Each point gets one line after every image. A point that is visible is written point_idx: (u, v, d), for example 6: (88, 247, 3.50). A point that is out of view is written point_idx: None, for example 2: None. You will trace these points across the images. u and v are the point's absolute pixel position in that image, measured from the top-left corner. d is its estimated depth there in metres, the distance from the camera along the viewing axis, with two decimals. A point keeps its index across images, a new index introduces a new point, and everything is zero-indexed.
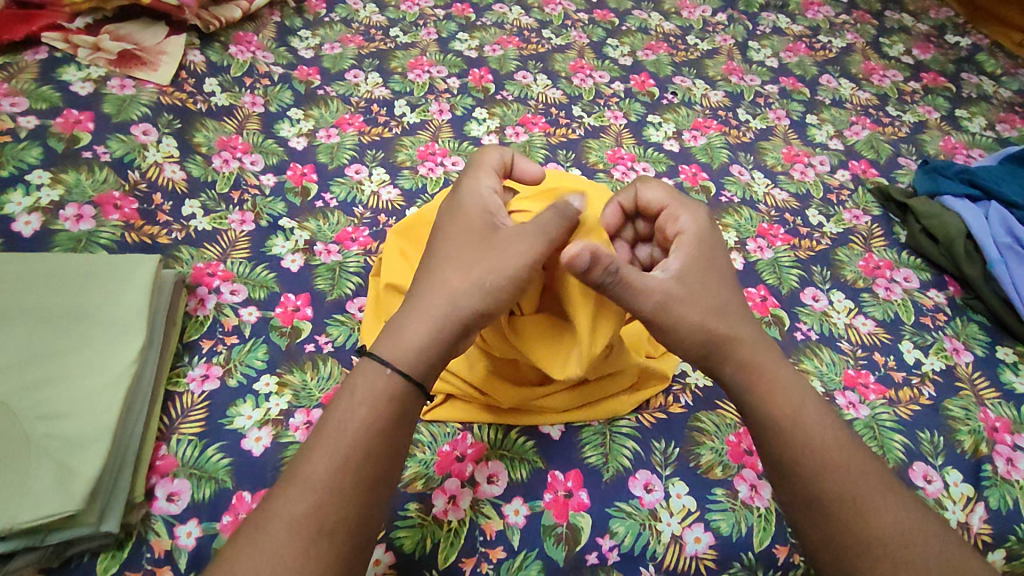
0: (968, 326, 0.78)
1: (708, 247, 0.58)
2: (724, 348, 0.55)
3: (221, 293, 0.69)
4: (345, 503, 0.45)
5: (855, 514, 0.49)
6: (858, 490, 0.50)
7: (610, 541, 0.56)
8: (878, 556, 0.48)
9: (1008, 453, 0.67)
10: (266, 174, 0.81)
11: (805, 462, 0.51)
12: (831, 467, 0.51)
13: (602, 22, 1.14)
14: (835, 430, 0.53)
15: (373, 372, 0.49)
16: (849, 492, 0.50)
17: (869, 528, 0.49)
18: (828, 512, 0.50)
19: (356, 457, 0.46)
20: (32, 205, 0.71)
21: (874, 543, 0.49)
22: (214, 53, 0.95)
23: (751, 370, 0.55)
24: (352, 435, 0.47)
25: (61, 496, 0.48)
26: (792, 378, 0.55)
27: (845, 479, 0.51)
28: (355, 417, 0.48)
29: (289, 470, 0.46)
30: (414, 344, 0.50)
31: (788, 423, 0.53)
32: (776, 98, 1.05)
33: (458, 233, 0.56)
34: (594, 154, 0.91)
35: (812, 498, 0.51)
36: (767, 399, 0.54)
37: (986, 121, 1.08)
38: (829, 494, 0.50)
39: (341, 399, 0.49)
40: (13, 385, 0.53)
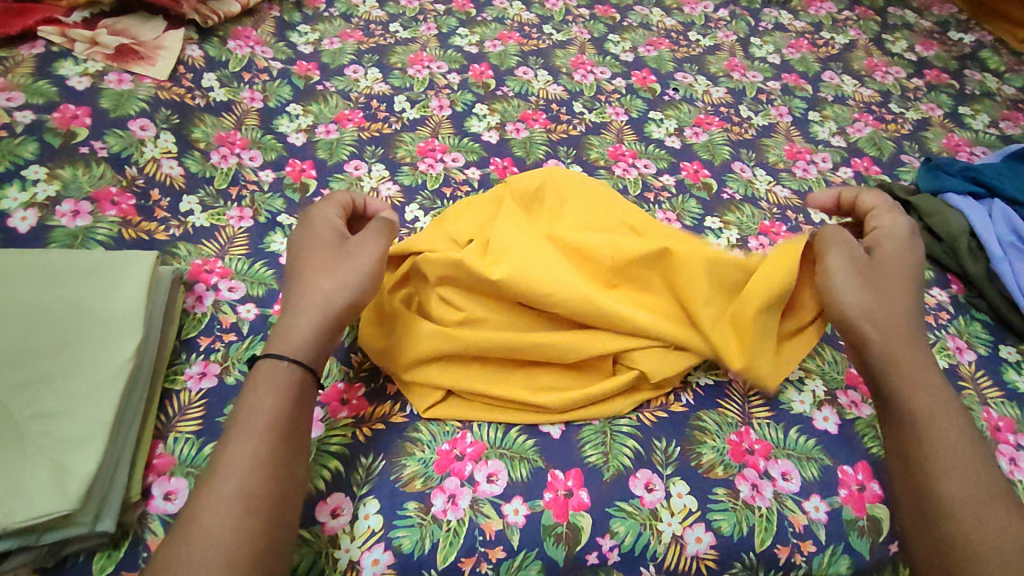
0: (970, 325, 0.78)
1: (905, 256, 0.63)
2: (882, 350, 0.58)
3: (219, 289, 0.68)
4: (265, 482, 0.46)
5: (963, 515, 0.50)
6: (974, 492, 0.51)
7: (611, 540, 0.56)
8: (981, 551, 0.49)
9: (1011, 453, 0.67)
10: (264, 170, 0.81)
11: (928, 452, 0.53)
12: (948, 464, 0.52)
13: (604, 18, 1.14)
14: (969, 441, 0.54)
15: (264, 366, 0.52)
16: (974, 491, 0.51)
17: (986, 522, 0.50)
18: (962, 474, 0.52)
19: (263, 445, 0.47)
20: (28, 201, 0.70)
21: (981, 536, 0.49)
22: (212, 47, 0.94)
23: (888, 352, 0.58)
24: (261, 425, 0.49)
25: (56, 495, 0.47)
26: (928, 376, 0.57)
27: (970, 487, 0.52)
28: (259, 407, 0.50)
29: (208, 469, 0.47)
30: (302, 338, 0.53)
31: (919, 411, 0.55)
32: (779, 95, 1.05)
33: (309, 256, 0.57)
34: (595, 151, 0.90)
35: (932, 503, 0.52)
36: (905, 386, 0.56)
37: (989, 118, 1.07)
38: (947, 485, 0.52)
39: (241, 401, 0.51)
40: (7, 383, 0.52)
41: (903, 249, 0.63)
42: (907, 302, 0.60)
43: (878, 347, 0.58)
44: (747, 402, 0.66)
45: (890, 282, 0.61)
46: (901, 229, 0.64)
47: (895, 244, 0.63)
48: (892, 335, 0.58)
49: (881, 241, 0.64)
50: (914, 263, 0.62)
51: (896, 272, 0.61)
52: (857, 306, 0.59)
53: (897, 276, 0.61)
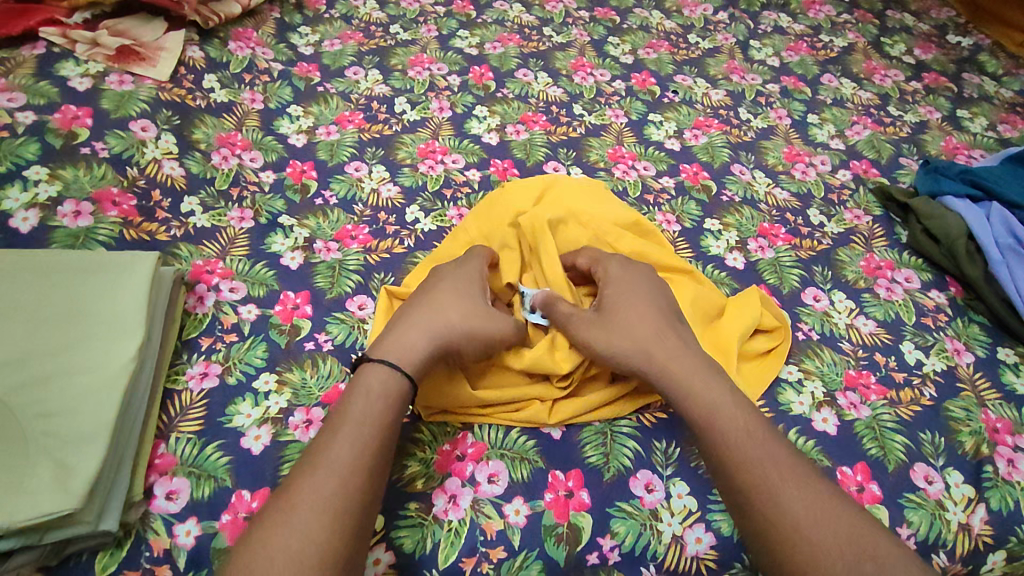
0: (968, 327, 0.78)
1: (635, 288, 0.62)
2: (658, 373, 0.58)
3: (220, 290, 0.68)
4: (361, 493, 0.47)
5: (766, 499, 0.50)
6: (782, 478, 0.51)
7: (611, 541, 0.56)
8: (797, 543, 0.48)
9: (1009, 455, 0.67)
10: (265, 171, 0.81)
11: (725, 455, 0.53)
12: (745, 459, 0.52)
13: (603, 20, 1.14)
14: (766, 430, 0.54)
15: (377, 366, 0.54)
16: (772, 480, 0.51)
17: (787, 516, 0.49)
18: (760, 464, 0.52)
19: (366, 454, 0.49)
20: (29, 201, 0.70)
21: (794, 532, 0.48)
22: (213, 49, 0.94)
23: (668, 371, 0.57)
24: (364, 430, 0.50)
25: (58, 494, 0.48)
26: (705, 375, 0.57)
27: (767, 466, 0.52)
28: (364, 410, 0.51)
29: (308, 461, 0.48)
30: (417, 359, 0.55)
31: (702, 418, 0.55)
32: (778, 97, 1.05)
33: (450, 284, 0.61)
34: (595, 152, 0.91)
35: (749, 495, 0.51)
36: (687, 395, 0.56)
37: (987, 121, 1.07)
38: (748, 477, 0.51)
39: (349, 399, 0.52)
40: (9, 383, 0.52)
41: (630, 290, 0.62)
42: (660, 322, 0.60)
43: (655, 374, 0.58)
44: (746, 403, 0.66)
45: (636, 306, 0.61)
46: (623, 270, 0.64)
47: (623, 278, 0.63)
48: (665, 355, 0.58)
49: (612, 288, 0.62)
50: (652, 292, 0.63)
51: (638, 293, 0.62)
52: (619, 349, 0.59)
53: (639, 298, 0.61)
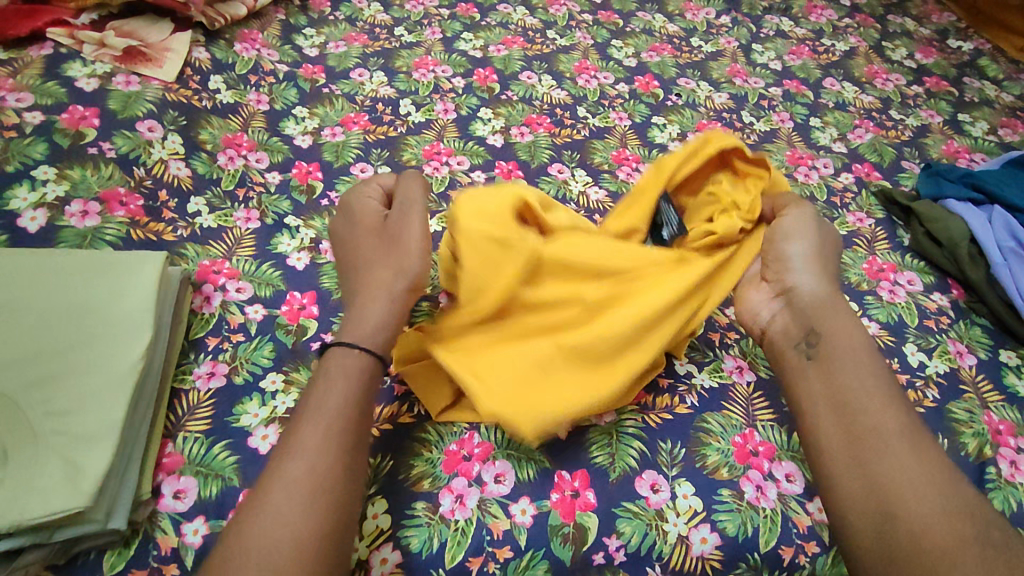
0: (971, 329, 0.79)
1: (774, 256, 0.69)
2: (815, 321, 0.63)
3: (226, 290, 0.68)
4: (303, 521, 0.46)
5: (883, 456, 0.53)
6: (896, 431, 0.55)
7: (617, 541, 0.56)
8: (917, 482, 0.52)
9: (1012, 456, 0.67)
10: (270, 172, 0.81)
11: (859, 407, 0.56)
12: (873, 416, 0.56)
13: (607, 23, 1.15)
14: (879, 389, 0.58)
15: (323, 383, 0.53)
16: (890, 427, 0.55)
17: (901, 461, 0.53)
18: (879, 412, 0.56)
19: (304, 481, 0.47)
20: (37, 201, 0.70)
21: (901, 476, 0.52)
22: (219, 50, 0.95)
23: (816, 319, 0.63)
24: (314, 442, 0.49)
25: (69, 492, 0.48)
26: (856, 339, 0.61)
27: (886, 415, 0.56)
28: (301, 437, 0.50)
29: (253, 495, 0.47)
30: (354, 369, 0.54)
31: (844, 368, 0.59)
32: (780, 101, 1.06)
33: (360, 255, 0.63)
34: (599, 155, 0.91)
35: (866, 449, 0.54)
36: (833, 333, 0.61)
37: (988, 125, 1.08)
38: (875, 434, 0.55)
39: (293, 426, 0.51)
40: (19, 381, 0.52)
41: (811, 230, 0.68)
42: (827, 287, 0.65)
43: (809, 317, 0.63)
44: (751, 404, 0.66)
45: (810, 268, 0.66)
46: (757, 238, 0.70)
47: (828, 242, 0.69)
48: (820, 305, 0.63)
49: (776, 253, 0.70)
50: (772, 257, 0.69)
51: (827, 261, 0.68)
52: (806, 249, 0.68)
53: (820, 263, 0.67)
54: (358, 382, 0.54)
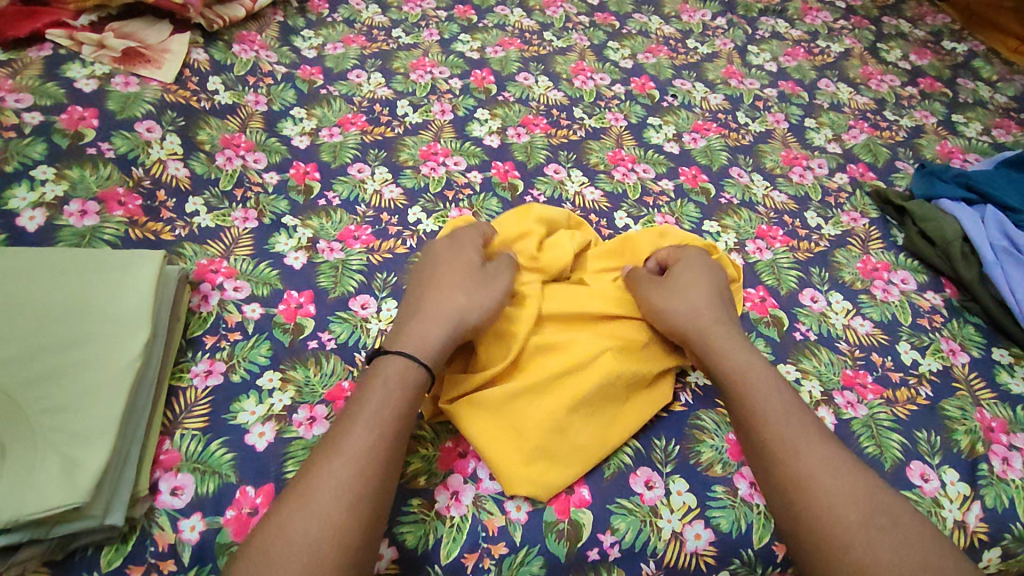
0: (964, 327, 0.79)
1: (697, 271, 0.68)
2: (701, 338, 0.62)
3: (223, 289, 0.69)
4: (349, 526, 0.46)
5: (787, 459, 0.53)
6: (807, 449, 0.53)
7: (611, 537, 0.57)
8: (837, 514, 0.50)
9: (1004, 453, 0.68)
10: (268, 172, 0.82)
11: (754, 415, 0.56)
12: (773, 421, 0.55)
13: (603, 25, 1.15)
14: (790, 408, 0.56)
15: (372, 386, 0.53)
16: (806, 452, 0.53)
17: (813, 495, 0.51)
18: (784, 437, 0.54)
19: (354, 485, 0.47)
20: (36, 200, 0.71)
21: (823, 512, 0.50)
22: (218, 51, 0.95)
23: (705, 337, 0.62)
24: (367, 452, 0.49)
25: (66, 488, 0.48)
26: (741, 345, 0.61)
27: (799, 441, 0.54)
28: (353, 439, 0.49)
29: (295, 491, 0.47)
30: (412, 384, 0.54)
31: (734, 380, 0.58)
32: (775, 102, 1.06)
33: (448, 271, 0.62)
34: (595, 155, 0.92)
35: (772, 459, 0.54)
36: (719, 356, 0.60)
37: (982, 126, 1.09)
38: (771, 442, 0.54)
39: (342, 428, 0.51)
40: (16, 379, 0.53)
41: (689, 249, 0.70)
42: (706, 299, 0.64)
43: (696, 338, 0.62)
44: None
45: (686, 285, 0.65)
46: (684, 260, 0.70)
47: (683, 262, 0.68)
48: (700, 323, 0.62)
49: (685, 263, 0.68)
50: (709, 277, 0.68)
51: (689, 277, 0.66)
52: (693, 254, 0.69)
53: (687, 283, 0.65)
54: (411, 394, 0.54)
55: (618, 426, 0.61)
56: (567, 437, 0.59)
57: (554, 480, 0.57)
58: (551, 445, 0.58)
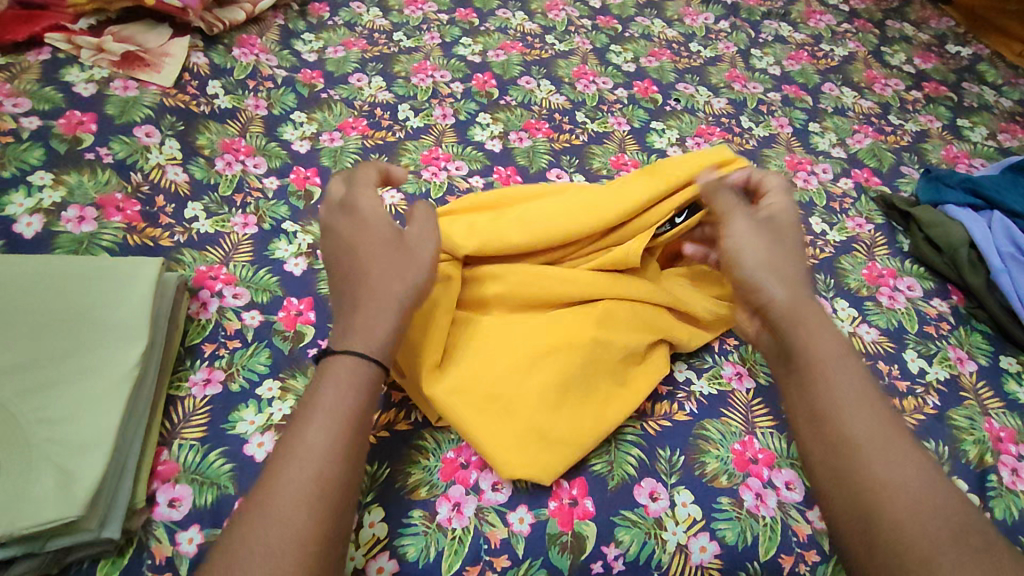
0: (971, 335, 0.78)
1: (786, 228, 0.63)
2: (787, 312, 0.57)
3: (222, 296, 0.68)
4: (310, 531, 0.43)
5: (880, 461, 0.48)
6: (875, 435, 0.50)
7: (615, 549, 0.56)
8: (896, 501, 0.47)
9: (1013, 464, 0.67)
10: (268, 177, 0.81)
11: (839, 405, 0.52)
12: (863, 416, 0.51)
13: (606, 28, 1.15)
14: (859, 389, 0.53)
15: (323, 389, 0.49)
16: (872, 438, 0.50)
17: (877, 478, 0.48)
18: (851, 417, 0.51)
19: (311, 491, 0.45)
20: (34, 206, 0.70)
21: (884, 498, 0.47)
22: (218, 55, 0.95)
23: (796, 316, 0.57)
24: (323, 453, 0.46)
25: (61, 501, 0.47)
26: (832, 330, 0.57)
27: (867, 424, 0.50)
28: (305, 443, 0.47)
29: (253, 500, 0.44)
30: (364, 381, 0.50)
31: (824, 366, 0.54)
32: (779, 106, 1.06)
33: (371, 248, 0.57)
34: (598, 160, 0.91)
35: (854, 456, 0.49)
36: (800, 331, 0.56)
37: (987, 130, 1.08)
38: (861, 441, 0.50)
39: (296, 428, 0.48)
40: (12, 390, 0.52)
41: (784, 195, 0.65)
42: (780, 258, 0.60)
43: (782, 309, 0.57)
44: (750, 411, 0.66)
45: (767, 243, 0.61)
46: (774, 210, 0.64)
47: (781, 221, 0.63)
48: (791, 294, 0.58)
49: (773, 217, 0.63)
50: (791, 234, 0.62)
51: (781, 246, 0.61)
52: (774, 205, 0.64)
53: (774, 248, 0.60)
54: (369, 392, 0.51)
55: (608, 410, 0.61)
56: (560, 417, 0.59)
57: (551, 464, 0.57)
58: (545, 429, 0.58)
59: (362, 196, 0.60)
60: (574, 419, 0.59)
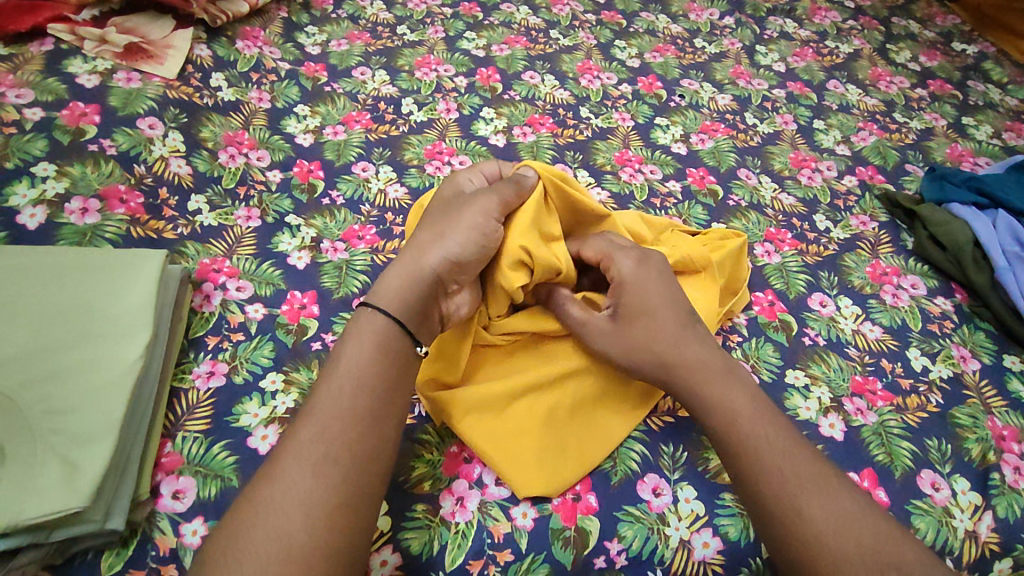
0: (974, 334, 0.78)
1: (651, 284, 0.61)
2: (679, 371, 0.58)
3: (226, 289, 0.68)
4: (317, 490, 0.45)
5: (786, 513, 0.51)
6: (795, 479, 0.52)
7: (618, 544, 0.56)
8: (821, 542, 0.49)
9: (1016, 462, 0.67)
10: (272, 171, 0.81)
11: (742, 449, 0.54)
12: (769, 471, 0.52)
13: (610, 23, 1.14)
14: (775, 430, 0.55)
15: (352, 350, 0.52)
16: (792, 480, 0.52)
17: (802, 518, 0.50)
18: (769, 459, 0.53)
19: (322, 451, 0.46)
20: (37, 197, 0.70)
21: (812, 534, 0.49)
22: (221, 47, 0.94)
23: (693, 374, 0.57)
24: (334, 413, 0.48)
25: (66, 492, 0.47)
26: (730, 380, 0.58)
27: (784, 466, 0.52)
28: (328, 405, 0.48)
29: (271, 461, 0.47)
30: (382, 337, 0.52)
31: (728, 415, 0.55)
32: (784, 103, 1.05)
33: (427, 215, 0.62)
34: (602, 155, 0.91)
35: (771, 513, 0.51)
36: (701, 388, 0.57)
37: (992, 129, 1.08)
38: (767, 499, 0.52)
39: (317, 393, 0.50)
40: (16, 379, 0.52)
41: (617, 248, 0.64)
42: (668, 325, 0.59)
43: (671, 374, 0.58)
44: None
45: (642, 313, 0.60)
46: (635, 269, 0.62)
47: (636, 285, 0.61)
48: (676, 358, 0.58)
49: (629, 280, 0.61)
50: (659, 287, 0.61)
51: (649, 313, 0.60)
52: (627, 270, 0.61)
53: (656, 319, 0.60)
54: (383, 348, 0.52)
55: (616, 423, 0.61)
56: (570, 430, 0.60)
57: (559, 479, 0.57)
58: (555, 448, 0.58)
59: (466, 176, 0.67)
60: (583, 438, 0.60)
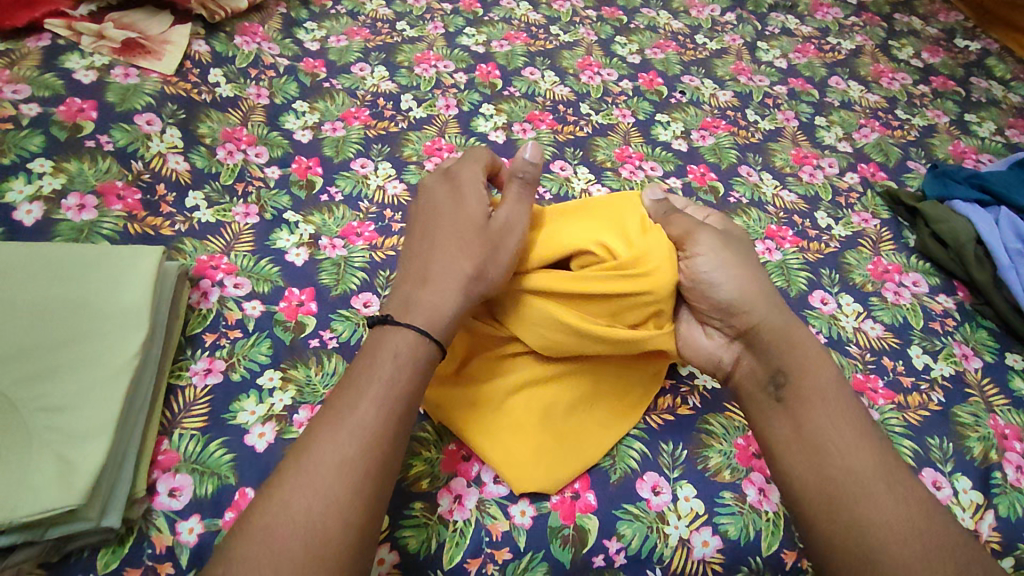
0: (976, 332, 0.78)
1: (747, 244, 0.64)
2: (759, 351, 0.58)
3: (224, 286, 0.68)
4: (353, 500, 0.45)
5: (856, 496, 0.49)
6: (869, 471, 0.51)
7: (617, 543, 0.56)
8: (889, 535, 0.47)
9: (1018, 460, 0.67)
10: (270, 167, 0.80)
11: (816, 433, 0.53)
12: (843, 454, 0.52)
13: (610, 19, 1.13)
14: (855, 425, 0.54)
15: (382, 359, 0.50)
16: (865, 472, 0.51)
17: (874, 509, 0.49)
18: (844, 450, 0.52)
19: (360, 462, 0.46)
20: (33, 193, 0.70)
21: (884, 525, 0.48)
22: (219, 43, 0.94)
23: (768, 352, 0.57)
24: (372, 433, 0.47)
25: (61, 489, 0.47)
26: (810, 366, 0.57)
27: (859, 457, 0.52)
28: (360, 413, 0.47)
29: (297, 469, 0.45)
30: (420, 361, 0.51)
31: (807, 397, 0.55)
32: (785, 99, 1.05)
33: (451, 235, 0.56)
34: (602, 152, 0.90)
35: (842, 494, 0.50)
36: (781, 371, 0.57)
37: (995, 126, 1.07)
38: (843, 477, 0.50)
39: (349, 404, 0.48)
40: (12, 376, 0.52)
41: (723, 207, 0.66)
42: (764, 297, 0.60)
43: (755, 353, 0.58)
44: None
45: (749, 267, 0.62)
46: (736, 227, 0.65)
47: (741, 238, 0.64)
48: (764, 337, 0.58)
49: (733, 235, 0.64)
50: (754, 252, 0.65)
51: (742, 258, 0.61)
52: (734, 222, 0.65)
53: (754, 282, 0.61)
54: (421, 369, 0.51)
55: (615, 422, 0.61)
56: (569, 428, 0.59)
57: (558, 477, 0.57)
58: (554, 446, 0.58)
59: (468, 171, 0.61)
60: (582, 433, 0.59)
